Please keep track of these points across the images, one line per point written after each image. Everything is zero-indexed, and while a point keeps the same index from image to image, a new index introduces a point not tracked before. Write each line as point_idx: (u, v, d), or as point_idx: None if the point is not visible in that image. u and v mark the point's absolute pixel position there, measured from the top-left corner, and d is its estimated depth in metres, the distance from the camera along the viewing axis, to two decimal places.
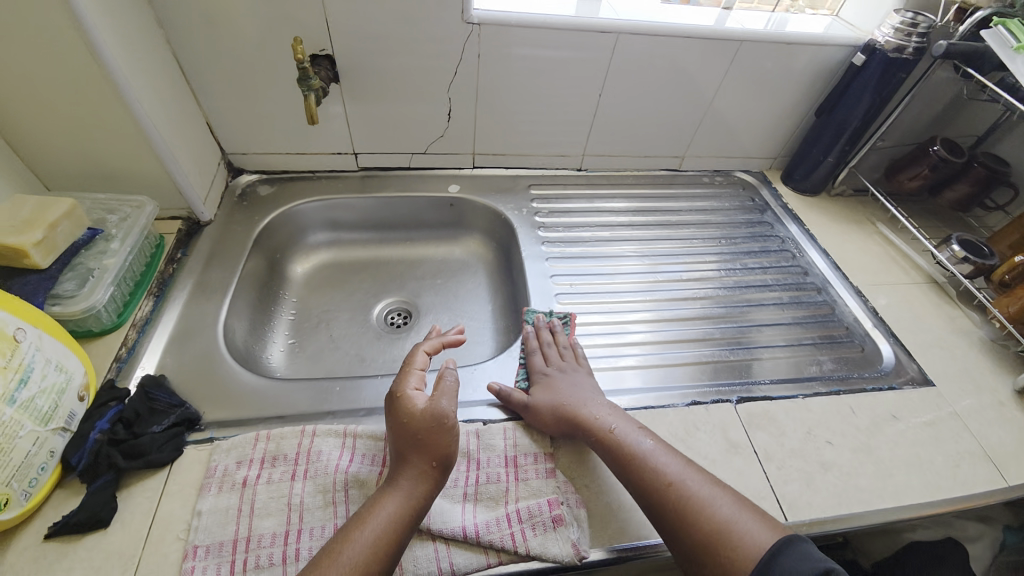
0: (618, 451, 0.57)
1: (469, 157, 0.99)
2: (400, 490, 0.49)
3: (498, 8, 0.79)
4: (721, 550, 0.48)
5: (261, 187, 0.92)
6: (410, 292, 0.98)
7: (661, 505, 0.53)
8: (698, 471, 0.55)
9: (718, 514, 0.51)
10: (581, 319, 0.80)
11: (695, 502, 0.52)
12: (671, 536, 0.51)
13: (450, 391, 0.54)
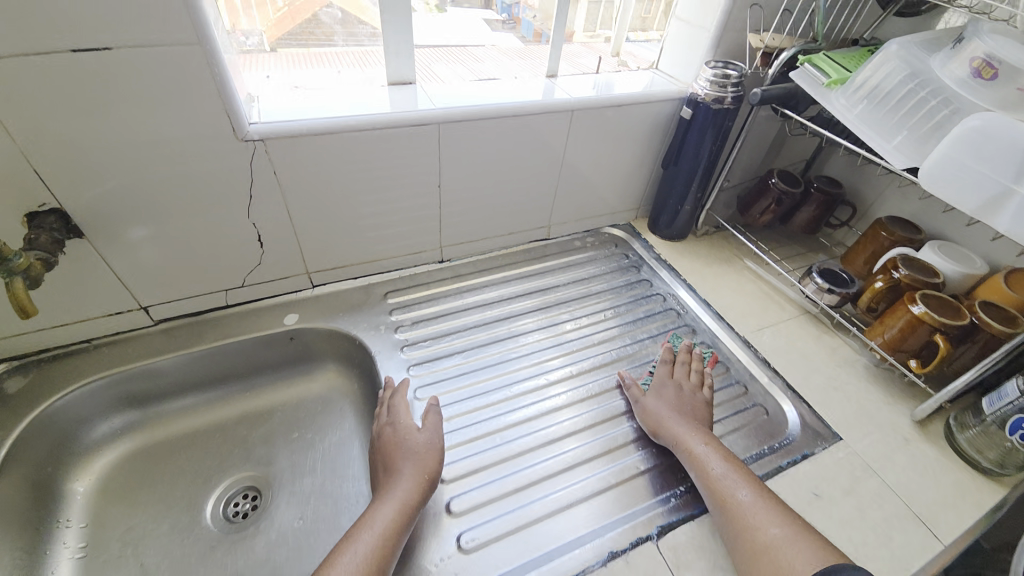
0: (702, 466, 0.61)
1: (303, 277, 0.82)
2: (396, 496, 0.58)
3: (284, 115, 0.65)
4: (774, 558, 0.50)
5: (5, 382, 0.67)
6: (255, 462, 0.77)
7: (731, 519, 0.56)
8: (766, 498, 0.56)
9: (779, 530, 0.53)
10: (466, 467, 0.66)
11: (751, 519, 0.55)
12: (738, 546, 0.54)
13: (436, 422, 0.68)
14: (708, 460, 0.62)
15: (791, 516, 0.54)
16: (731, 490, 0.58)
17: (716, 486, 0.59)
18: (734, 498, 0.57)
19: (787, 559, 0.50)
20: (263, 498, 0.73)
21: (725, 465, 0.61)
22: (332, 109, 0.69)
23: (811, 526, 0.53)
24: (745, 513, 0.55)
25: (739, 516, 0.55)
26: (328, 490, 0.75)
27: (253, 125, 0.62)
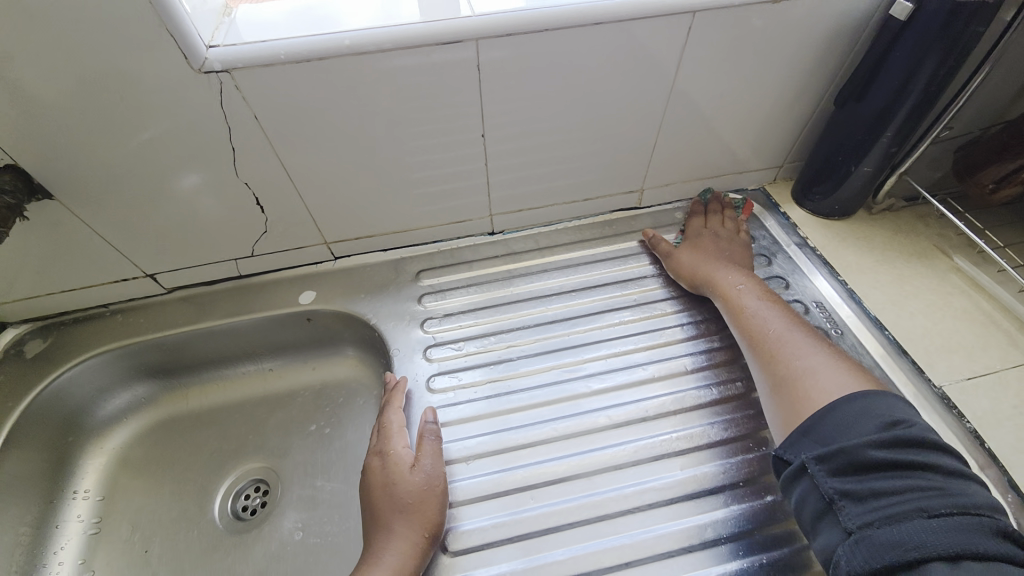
0: (737, 307, 0.59)
1: (322, 248, 0.67)
2: (385, 564, 0.46)
3: (256, 34, 0.47)
4: (801, 389, 0.48)
5: (27, 345, 0.65)
6: (271, 450, 0.69)
7: (763, 353, 0.54)
8: (802, 332, 0.54)
9: (811, 360, 0.50)
10: (493, 532, 0.51)
11: (785, 352, 0.52)
12: (768, 379, 0.53)
13: (436, 451, 0.53)
14: (742, 302, 0.59)
15: (827, 346, 0.52)
16: (766, 328, 0.56)
17: (761, 336, 0.55)
18: (781, 348, 0.53)
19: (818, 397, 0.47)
20: (274, 495, 0.65)
21: (756, 306, 0.58)
22: (325, 24, 0.49)
23: (844, 356, 0.50)
24: (792, 363, 0.51)
25: (785, 364, 0.51)
26: (340, 500, 0.64)
27: (212, 50, 0.45)
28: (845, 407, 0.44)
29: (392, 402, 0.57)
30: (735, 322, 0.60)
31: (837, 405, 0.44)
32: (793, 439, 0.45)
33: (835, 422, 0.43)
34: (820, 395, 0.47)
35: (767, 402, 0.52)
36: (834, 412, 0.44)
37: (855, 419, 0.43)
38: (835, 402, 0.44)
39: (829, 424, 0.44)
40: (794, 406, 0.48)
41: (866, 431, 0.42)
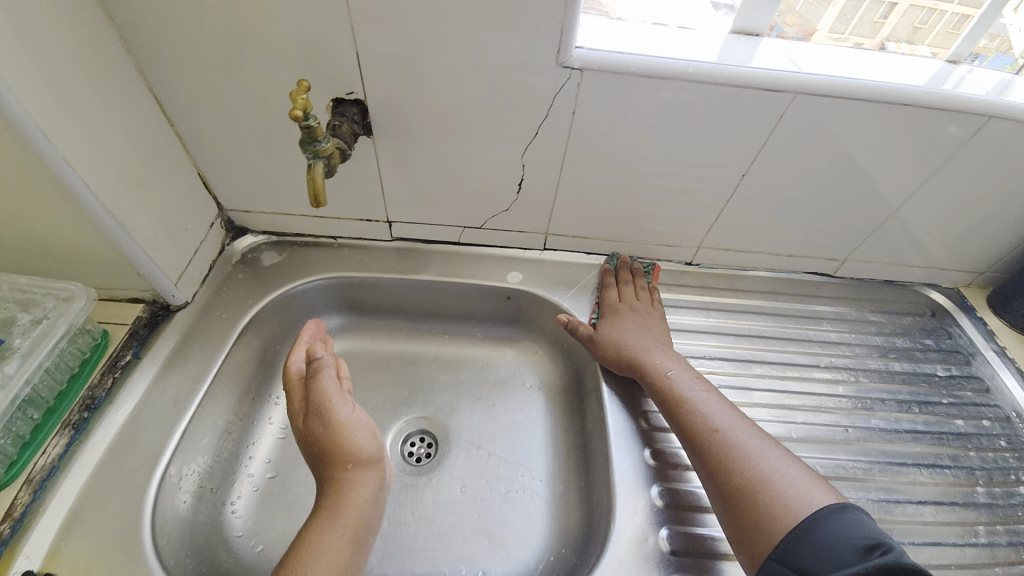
0: (673, 398, 0.56)
1: (540, 237, 0.72)
2: (310, 530, 0.43)
3: (612, 43, 0.52)
4: (756, 501, 0.46)
5: (265, 254, 0.71)
6: (437, 408, 0.72)
7: (705, 454, 0.51)
8: (745, 431, 0.51)
9: (759, 466, 0.48)
10: (698, 543, 0.50)
11: (731, 457, 0.49)
12: (714, 490, 0.50)
13: (355, 413, 0.48)
14: (679, 393, 0.56)
15: (768, 446, 0.50)
16: (702, 428, 0.53)
17: (709, 438, 0.52)
18: (746, 450, 0.50)
19: (781, 512, 0.44)
20: (439, 452, 0.68)
21: (693, 398, 0.55)
22: (667, 48, 0.54)
23: (784, 455, 0.49)
24: (756, 468, 0.48)
25: (744, 471, 0.48)
26: (508, 472, 0.66)
27: (579, 49, 0.51)
28: (817, 530, 0.42)
29: (294, 349, 0.53)
30: (670, 416, 0.56)
31: (818, 518, 0.43)
32: (766, 569, 0.43)
33: (812, 548, 0.42)
34: (783, 509, 0.45)
35: (720, 516, 0.49)
36: (808, 539, 0.42)
37: (819, 549, 0.41)
38: (806, 522, 0.43)
39: (808, 550, 0.42)
40: (751, 520, 0.45)
41: (825, 565, 0.40)
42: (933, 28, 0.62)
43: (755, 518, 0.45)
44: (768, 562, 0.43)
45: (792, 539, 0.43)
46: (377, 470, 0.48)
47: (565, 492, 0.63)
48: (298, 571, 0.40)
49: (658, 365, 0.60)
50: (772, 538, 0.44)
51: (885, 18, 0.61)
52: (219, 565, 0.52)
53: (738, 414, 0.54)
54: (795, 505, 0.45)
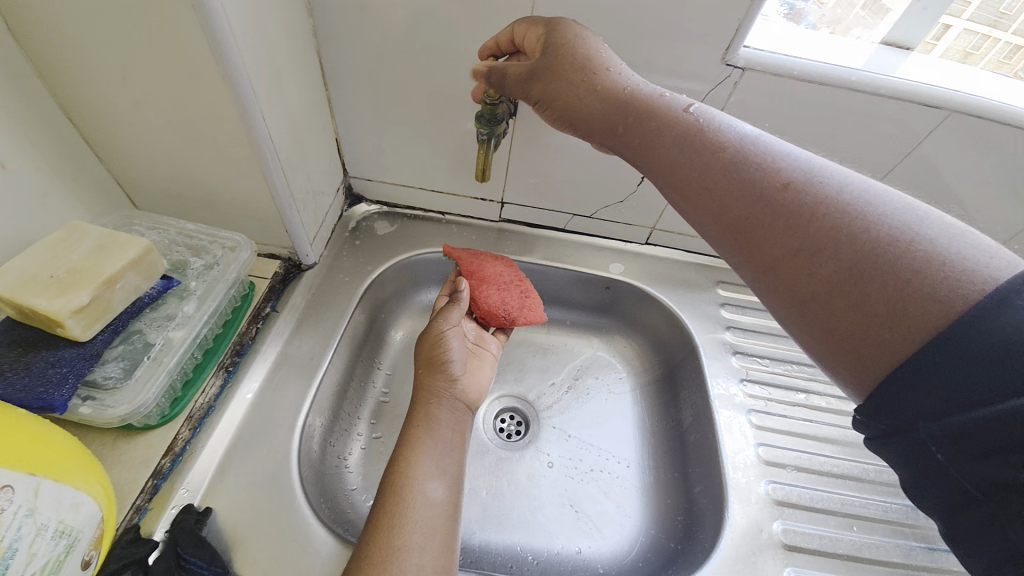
0: (719, 172, 0.40)
1: (645, 231, 0.74)
2: (422, 425, 0.47)
3: (776, 45, 0.54)
4: (878, 286, 0.32)
5: (378, 223, 0.73)
6: (527, 387, 0.73)
7: (773, 241, 0.37)
8: (836, 187, 0.36)
9: (870, 237, 0.33)
10: (811, 541, 0.53)
11: (823, 230, 0.35)
12: (795, 275, 0.36)
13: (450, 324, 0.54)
14: (721, 155, 0.40)
15: (884, 202, 0.34)
16: (768, 204, 0.37)
17: (784, 206, 0.37)
18: (847, 215, 0.34)
19: (914, 294, 0.30)
20: (530, 431, 0.69)
21: (749, 163, 0.39)
22: (830, 56, 0.55)
23: (905, 212, 0.34)
24: (868, 235, 0.33)
25: (850, 242, 0.33)
26: (601, 456, 0.67)
27: (745, 49, 0.52)
28: (973, 319, 0.28)
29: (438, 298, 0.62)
30: (714, 185, 0.40)
31: (982, 300, 0.28)
32: (878, 393, 0.32)
33: (956, 353, 0.28)
34: (921, 293, 0.30)
35: (794, 319, 0.37)
36: (948, 339, 0.29)
37: (957, 370, 0.28)
38: (970, 302, 0.29)
39: (940, 362, 0.29)
40: (861, 317, 0.33)
41: (971, 388, 0.28)
42: (985, 55, 0.60)
43: (870, 318, 0.32)
44: (886, 381, 0.31)
45: (945, 327, 0.29)
46: (457, 363, 0.52)
47: (658, 480, 0.65)
48: (406, 460, 0.44)
49: (682, 116, 0.43)
50: (910, 330, 0.30)
51: (937, 40, 0.59)
52: (344, 513, 0.54)
53: (817, 170, 0.38)
54: (950, 287, 0.30)
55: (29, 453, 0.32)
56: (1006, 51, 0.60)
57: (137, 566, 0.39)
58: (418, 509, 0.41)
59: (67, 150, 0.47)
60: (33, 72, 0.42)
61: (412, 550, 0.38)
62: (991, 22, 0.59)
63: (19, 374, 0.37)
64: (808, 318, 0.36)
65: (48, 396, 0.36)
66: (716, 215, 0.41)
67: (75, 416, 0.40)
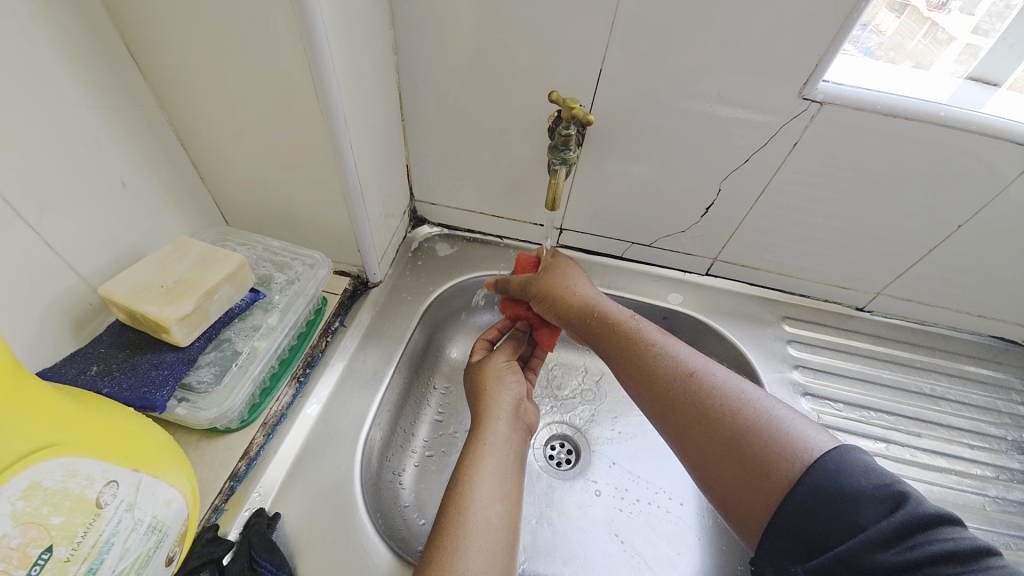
0: (635, 353, 0.48)
1: (706, 261, 0.72)
2: (481, 451, 0.46)
3: (857, 79, 0.53)
4: (748, 456, 0.37)
5: (439, 245, 0.76)
6: (577, 415, 0.71)
7: (677, 412, 0.43)
8: (716, 364, 0.45)
9: (741, 415, 0.40)
10: None
11: (703, 401, 0.42)
12: (698, 450, 0.40)
13: (504, 364, 0.56)
14: (642, 343, 0.49)
15: (748, 384, 0.43)
16: (672, 376, 0.45)
17: (679, 377, 0.44)
18: (719, 390, 0.42)
19: (774, 460, 0.36)
20: (581, 460, 0.67)
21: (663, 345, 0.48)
22: (914, 91, 0.53)
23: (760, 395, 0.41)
24: (736, 409, 0.40)
25: (725, 413, 0.40)
26: (655, 493, 0.65)
27: (824, 83, 0.52)
28: (811, 481, 0.33)
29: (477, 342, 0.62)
30: (631, 357, 0.48)
31: (815, 469, 0.34)
32: (764, 545, 0.35)
33: (809, 504, 0.33)
34: (778, 462, 0.36)
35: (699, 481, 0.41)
36: (804, 497, 0.33)
37: (811, 516, 0.33)
38: (817, 464, 0.34)
39: (797, 509, 0.33)
40: (740, 476, 0.37)
41: (833, 529, 0.32)
42: None
43: (751, 483, 0.36)
44: (772, 523, 0.34)
45: (798, 497, 0.34)
46: (514, 391, 0.54)
47: (717, 525, 0.62)
48: (468, 480, 0.43)
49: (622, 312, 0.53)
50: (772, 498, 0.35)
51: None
52: (398, 530, 0.54)
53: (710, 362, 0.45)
54: (792, 458, 0.35)
55: (133, 449, 0.34)
56: None
57: (214, 565, 0.41)
58: (479, 534, 0.39)
59: (176, 172, 0.52)
60: (158, 103, 0.48)
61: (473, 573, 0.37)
62: None
63: (126, 374, 0.40)
64: (708, 487, 0.40)
65: (151, 396, 0.39)
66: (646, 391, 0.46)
67: (170, 416, 0.43)
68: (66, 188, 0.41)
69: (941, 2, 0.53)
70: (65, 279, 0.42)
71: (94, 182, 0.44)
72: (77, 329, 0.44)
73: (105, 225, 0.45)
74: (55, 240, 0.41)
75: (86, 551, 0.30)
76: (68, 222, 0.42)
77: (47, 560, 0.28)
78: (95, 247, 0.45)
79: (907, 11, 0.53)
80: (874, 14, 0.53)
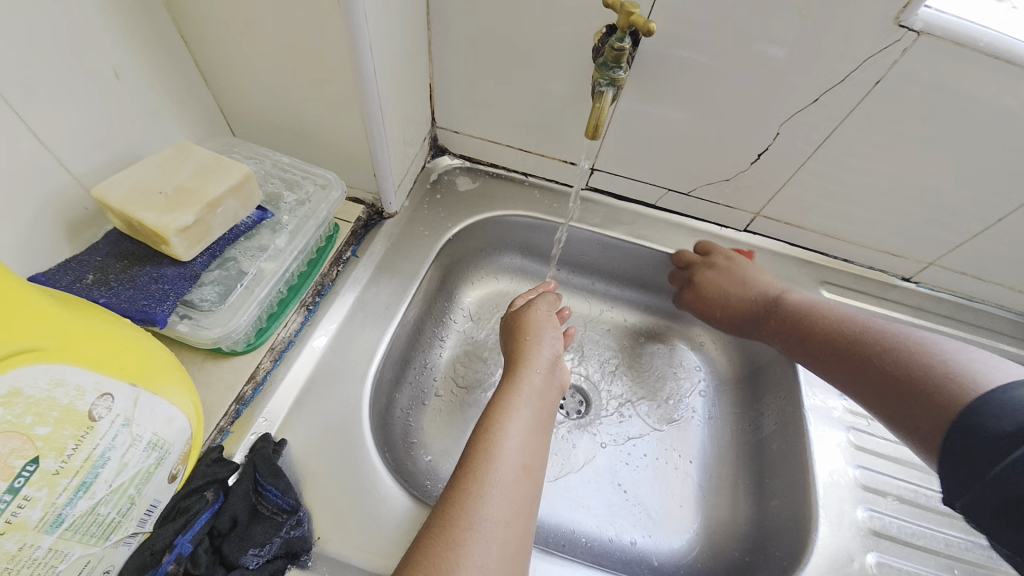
0: (796, 319, 0.55)
1: (747, 216, 0.67)
2: (512, 400, 0.44)
3: (962, 9, 0.44)
4: (920, 387, 0.42)
5: (460, 178, 0.70)
6: (591, 365, 0.69)
7: (862, 370, 0.47)
8: (880, 321, 0.50)
9: (910, 362, 0.43)
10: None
11: (866, 353, 0.47)
12: (882, 398, 0.44)
13: (544, 320, 0.55)
14: (793, 309, 0.56)
15: (893, 331, 0.48)
16: (847, 334, 0.50)
17: (856, 334, 0.49)
18: (894, 338, 0.47)
19: (937, 384, 0.40)
20: (592, 410, 0.65)
21: (813, 310, 0.54)
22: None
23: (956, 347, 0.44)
24: (905, 351, 0.45)
25: (902, 355, 0.44)
26: (666, 448, 0.63)
27: (925, 9, 0.43)
28: (970, 402, 0.38)
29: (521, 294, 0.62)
30: (797, 326, 0.54)
31: (986, 395, 0.37)
32: (945, 478, 0.37)
33: (970, 434, 0.36)
34: (946, 391, 0.40)
35: (890, 430, 0.44)
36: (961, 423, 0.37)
37: (965, 450, 0.36)
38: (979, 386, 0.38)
39: (960, 431, 0.37)
40: (923, 411, 0.41)
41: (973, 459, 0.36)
42: None
43: (933, 418, 0.40)
44: (942, 450, 0.38)
45: (964, 412, 0.38)
46: (551, 347, 0.52)
47: (727, 485, 0.61)
48: (494, 427, 0.41)
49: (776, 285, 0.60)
50: (948, 416, 0.39)
51: None
52: (405, 464, 0.54)
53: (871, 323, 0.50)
54: (964, 387, 0.39)
55: (131, 364, 0.32)
56: None
57: (219, 485, 0.40)
58: (502, 482, 0.37)
59: (177, 69, 0.46)
60: None
61: (495, 523, 0.35)
62: None
63: (123, 285, 0.37)
64: (903, 437, 0.43)
65: (150, 309, 0.36)
66: (813, 358, 0.52)
67: (172, 332, 0.41)
68: (52, 74, 0.36)
69: None
70: (55, 178, 0.39)
71: (84, 70, 0.39)
72: (73, 234, 0.41)
73: (97, 122, 0.41)
74: (41, 132, 0.37)
75: (78, 465, 0.28)
76: (57, 113, 0.37)
77: (33, 471, 0.26)
78: (89, 144, 0.41)
79: None
80: None
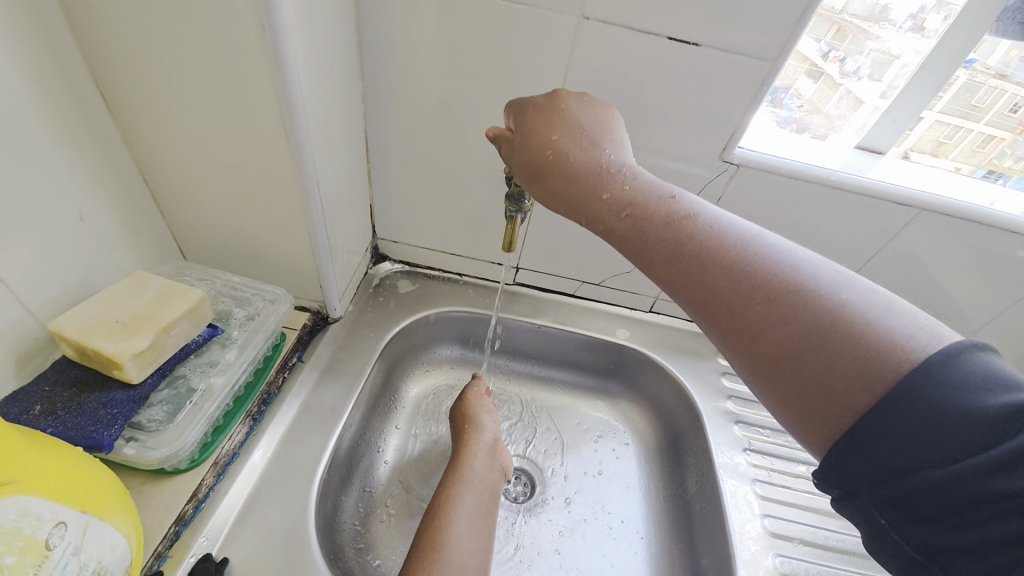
0: (649, 226, 0.39)
1: (649, 299, 0.78)
2: (459, 489, 0.49)
3: (767, 146, 0.61)
4: (820, 358, 0.31)
5: (400, 282, 0.78)
6: (531, 447, 0.73)
7: (690, 297, 0.37)
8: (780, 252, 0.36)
9: (808, 312, 0.32)
10: None
11: (760, 299, 0.34)
12: (758, 364, 0.34)
13: (489, 408, 0.60)
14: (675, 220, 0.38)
15: (822, 276, 0.34)
16: (675, 245, 0.37)
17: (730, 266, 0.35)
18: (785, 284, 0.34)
19: (867, 361, 0.30)
20: (535, 492, 0.68)
21: (682, 219, 0.38)
22: (814, 157, 0.62)
23: (839, 273, 0.34)
24: (804, 300, 0.33)
25: (788, 304, 0.33)
26: (605, 520, 0.67)
27: (740, 149, 0.59)
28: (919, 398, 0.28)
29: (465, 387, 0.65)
30: (654, 242, 0.39)
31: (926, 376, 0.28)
32: (836, 463, 0.30)
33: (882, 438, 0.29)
34: (870, 364, 0.30)
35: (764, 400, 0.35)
36: (880, 419, 0.29)
37: (900, 440, 0.28)
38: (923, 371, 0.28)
39: (887, 434, 0.28)
40: (817, 388, 0.31)
41: (922, 455, 0.27)
42: (959, 143, 0.64)
43: (830, 406, 0.31)
44: (838, 449, 0.30)
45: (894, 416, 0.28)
46: (490, 431, 0.57)
47: (664, 551, 0.65)
48: (443, 520, 0.45)
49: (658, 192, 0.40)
50: (875, 423, 0.29)
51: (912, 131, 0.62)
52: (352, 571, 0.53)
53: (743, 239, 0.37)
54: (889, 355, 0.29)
55: (81, 491, 0.33)
56: (979, 140, 0.64)
57: None
58: (452, 568, 0.41)
59: (137, 206, 0.52)
60: (124, 140, 0.49)
61: None
62: (962, 114, 0.61)
63: (71, 413, 0.39)
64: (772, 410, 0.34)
65: (97, 435, 0.38)
66: (672, 283, 0.38)
67: (117, 457, 0.42)
68: (23, 221, 0.41)
69: (850, 71, 0.61)
70: (10, 314, 0.41)
71: (53, 215, 0.43)
72: (19, 365, 0.43)
73: (59, 259, 0.44)
74: (8, 275, 0.40)
75: None
76: (23, 256, 0.41)
77: None
78: (47, 281, 0.44)
79: (822, 78, 0.61)
80: (794, 80, 0.61)
